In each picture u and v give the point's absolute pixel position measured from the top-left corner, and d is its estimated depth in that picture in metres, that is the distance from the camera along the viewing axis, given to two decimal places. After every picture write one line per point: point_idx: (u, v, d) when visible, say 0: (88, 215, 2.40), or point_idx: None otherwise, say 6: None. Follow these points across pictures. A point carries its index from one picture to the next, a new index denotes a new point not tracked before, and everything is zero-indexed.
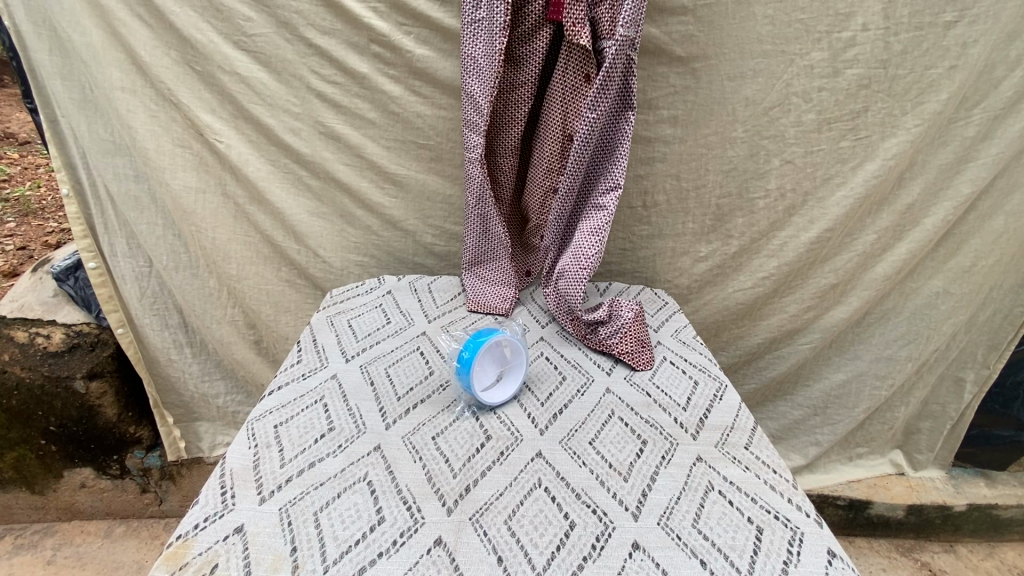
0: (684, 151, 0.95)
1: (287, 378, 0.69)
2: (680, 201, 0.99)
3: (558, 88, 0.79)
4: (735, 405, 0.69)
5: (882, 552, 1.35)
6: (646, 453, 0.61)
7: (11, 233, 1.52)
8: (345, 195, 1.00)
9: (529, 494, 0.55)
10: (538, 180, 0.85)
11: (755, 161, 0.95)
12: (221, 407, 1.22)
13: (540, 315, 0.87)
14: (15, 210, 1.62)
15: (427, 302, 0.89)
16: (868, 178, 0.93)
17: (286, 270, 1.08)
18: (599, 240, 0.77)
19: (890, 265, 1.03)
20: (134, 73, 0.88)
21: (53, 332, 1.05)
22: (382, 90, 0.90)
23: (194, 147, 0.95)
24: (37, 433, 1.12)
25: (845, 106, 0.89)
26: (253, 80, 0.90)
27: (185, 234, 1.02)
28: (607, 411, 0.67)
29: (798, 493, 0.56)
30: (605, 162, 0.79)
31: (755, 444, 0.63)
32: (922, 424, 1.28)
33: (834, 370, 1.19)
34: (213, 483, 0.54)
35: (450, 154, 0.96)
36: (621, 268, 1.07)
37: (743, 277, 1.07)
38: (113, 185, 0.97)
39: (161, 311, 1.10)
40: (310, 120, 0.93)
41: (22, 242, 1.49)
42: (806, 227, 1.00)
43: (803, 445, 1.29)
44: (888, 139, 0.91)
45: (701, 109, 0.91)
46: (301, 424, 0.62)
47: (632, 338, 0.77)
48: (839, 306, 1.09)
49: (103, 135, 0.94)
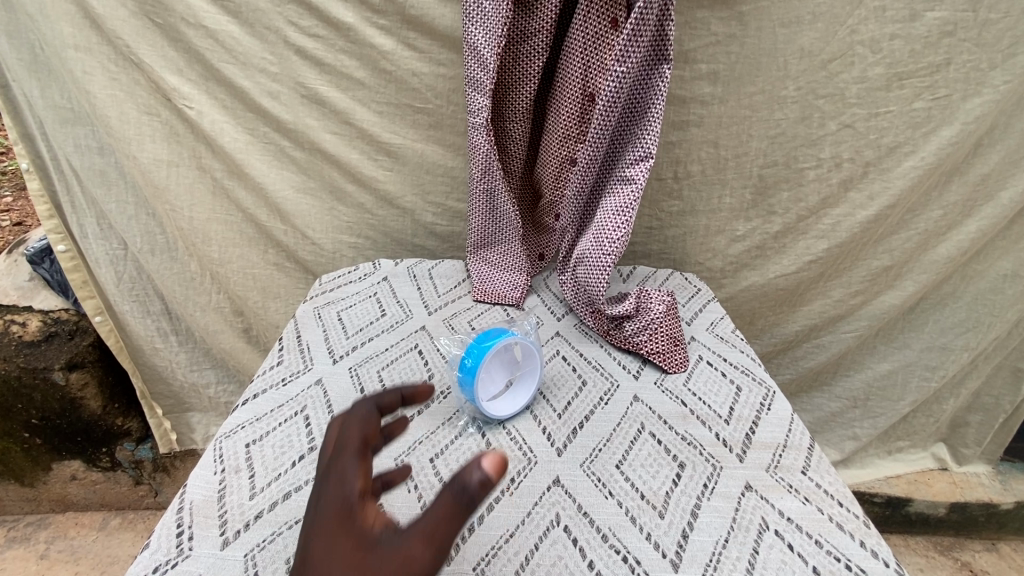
0: (724, 113, 0.81)
1: (265, 384, 0.60)
2: (717, 171, 0.86)
3: (579, 38, 0.66)
4: (787, 417, 0.59)
5: (918, 551, 1.26)
6: (685, 480, 0.51)
7: (8, 208, 1.42)
8: (334, 167, 0.88)
9: (546, 535, 0.46)
10: (553, 150, 0.73)
11: (807, 125, 0.81)
12: (213, 398, 1.13)
13: (555, 305, 0.77)
14: (13, 183, 1.53)
15: (428, 291, 0.79)
16: (941, 146, 0.80)
17: (273, 252, 0.97)
18: (626, 220, 0.66)
19: (956, 245, 0.91)
20: (87, 29, 0.77)
21: (30, 319, 0.97)
22: (372, 44, 0.78)
23: (163, 114, 0.84)
24: (19, 426, 1.05)
25: (920, 59, 0.75)
26: (223, 34, 0.77)
27: (160, 213, 0.92)
28: (637, 424, 0.57)
29: (871, 534, 0.47)
30: (633, 128, 0.66)
31: (814, 468, 0.53)
32: (970, 416, 1.17)
33: (879, 360, 1.07)
34: (169, 520, 0.46)
35: (451, 120, 0.83)
36: (646, 249, 0.95)
37: (786, 261, 0.94)
38: (75, 158, 0.87)
39: (140, 297, 1.01)
40: (290, 81, 0.81)
41: (19, 217, 1.40)
42: (864, 204, 0.87)
43: (839, 439, 1.18)
44: (970, 99, 0.77)
45: (746, 62, 0.77)
46: (278, 442, 0.53)
47: (663, 335, 0.66)
48: (892, 290, 0.97)
49: (60, 102, 0.83)
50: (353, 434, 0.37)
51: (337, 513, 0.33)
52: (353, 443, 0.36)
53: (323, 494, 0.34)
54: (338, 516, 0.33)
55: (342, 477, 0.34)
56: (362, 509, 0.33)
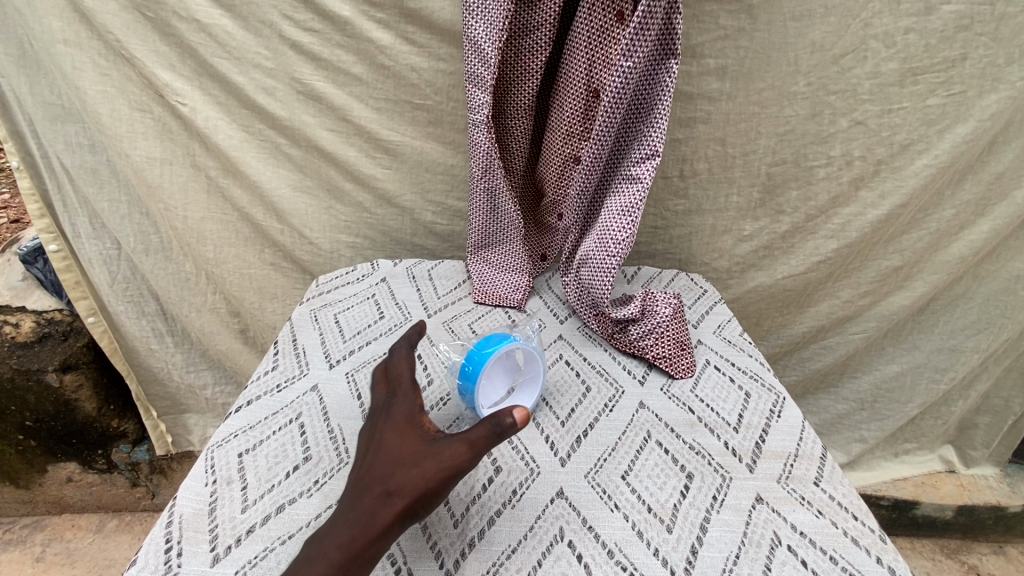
0: (732, 110, 0.79)
1: (260, 390, 0.58)
2: (724, 169, 0.84)
3: (583, 33, 0.63)
4: (798, 424, 0.57)
5: (925, 554, 1.24)
6: (693, 492, 0.49)
7: (5, 205, 1.39)
8: (331, 165, 0.86)
9: (549, 551, 0.44)
10: (556, 148, 0.71)
11: (818, 122, 0.79)
12: (210, 399, 1.12)
13: (558, 307, 0.75)
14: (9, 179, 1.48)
15: (427, 292, 0.77)
16: (955, 144, 0.78)
17: (270, 252, 0.95)
18: (631, 221, 0.64)
19: (968, 245, 0.89)
20: (77, 23, 0.75)
21: (23, 320, 0.95)
22: (369, 38, 0.75)
23: (155, 111, 0.82)
24: (13, 428, 1.04)
25: (936, 53, 0.73)
26: (216, 28, 0.75)
27: (154, 212, 0.90)
28: (642, 432, 0.56)
29: (888, 549, 0.45)
30: (639, 125, 0.64)
31: (827, 479, 0.51)
32: (979, 418, 1.15)
33: (888, 361, 1.05)
34: (157, 535, 0.44)
35: (451, 117, 0.81)
36: (651, 249, 0.93)
37: (794, 261, 0.92)
38: (66, 156, 0.85)
39: (135, 298, 0.99)
40: (285, 76, 0.79)
41: (16, 214, 1.36)
42: (875, 203, 0.84)
43: (846, 442, 1.16)
44: (986, 95, 0.75)
45: (755, 57, 0.74)
46: (272, 452, 0.51)
47: (670, 339, 0.64)
48: (902, 291, 0.95)
49: (50, 98, 0.81)
50: (404, 367, 0.50)
51: (402, 418, 0.45)
52: (407, 375, 0.49)
53: (390, 409, 0.47)
54: (403, 421, 0.45)
55: (405, 397, 0.47)
56: (422, 420, 0.45)
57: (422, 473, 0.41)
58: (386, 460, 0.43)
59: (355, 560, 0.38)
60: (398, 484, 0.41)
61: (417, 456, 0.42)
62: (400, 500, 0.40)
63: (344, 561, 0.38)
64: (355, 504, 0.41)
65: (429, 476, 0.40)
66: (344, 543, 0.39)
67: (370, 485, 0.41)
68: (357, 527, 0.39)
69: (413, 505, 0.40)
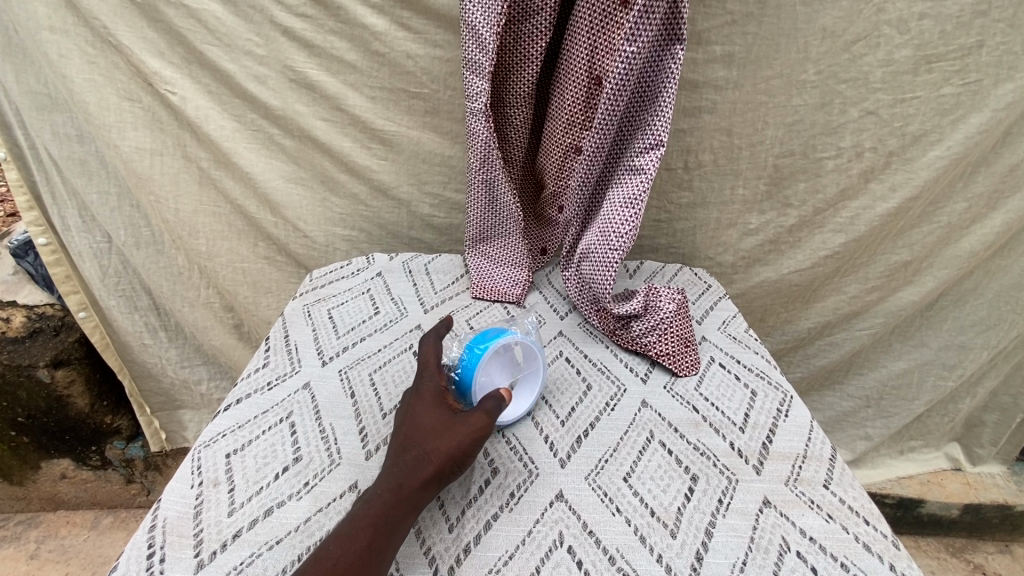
0: (739, 99, 0.76)
1: (250, 388, 0.57)
2: (730, 161, 0.82)
3: (585, 17, 0.61)
4: (806, 424, 0.55)
5: (930, 553, 1.22)
6: (698, 495, 0.47)
7: None
8: (326, 156, 0.84)
9: (548, 558, 0.42)
10: (557, 137, 0.68)
11: (827, 112, 0.76)
12: (204, 395, 1.10)
13: (558, 302, 0.73)
14: None
15: (424, 287, 0.75)
16: (969, 134, 0.76)
17: (264, 245, 0.93)
18: (634, 213, 0.62)
19: (980, 239, 0.86)
20: (63, 9, 0.73)
21: (13, 315, 0.93)
22: (363, 24, 0.73)
23: (144, 100, 0.79)
24: (6, 424, 1.02)
25: (951, 40, 0.70)
26: (205, 14, 0.73)
27: (144, 204, 0.88)
28: (645, 432, 0.54)
29: (902, 556, 0.43)
30: (643, 113, 0.62)
31: (837, 482, 0.49)
32: (987, 416, 1.13)
33: (895, 358, 1.03)
34: (140, 540, 0.42)
35: (449, 106, 0.79)
36: (654, 243, 0.91)
37: (800, 255, 0.90)
38: (53, 146, 0.83)
39: (127, 292, 0.97)
40: (277, 64, 0.76)
41: None
42: (885, 196, 0.82)
43: (851, 439, 1.14)
44: (1003, 84, 0.72)
45: (764, 44, 0.72)
46: (261, 452, 0.49)
47: (674, 337, 0.62)
48: (910, 286, 0.93)
49: (36, 87, 0.78)
50: (431, 352, 0.52)
51: (429, 393, 0.48)
52: (432, 358, 0.52)
53: (418, 387, 0.49)
54: (431, 395, 0.48)
55: (431, 376, 0.50)
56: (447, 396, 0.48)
57: (454, 438, 0.44)
58: (420, 427, 0.45)
59: (403, 504, 0.41)
60: (432, 447, 0.43)
61: (448, 425, 0.45)
62: (433, 461, 0.43)
63: (394, 501, 0.41)
64: (396, 462, 0.44)
65: (461, 440, 0.43)
66: (391, 490, 0.41)
67: (408, 446, 0.44)
68: (401, 478, 0.42)
69: (448, 464, 0.43)
